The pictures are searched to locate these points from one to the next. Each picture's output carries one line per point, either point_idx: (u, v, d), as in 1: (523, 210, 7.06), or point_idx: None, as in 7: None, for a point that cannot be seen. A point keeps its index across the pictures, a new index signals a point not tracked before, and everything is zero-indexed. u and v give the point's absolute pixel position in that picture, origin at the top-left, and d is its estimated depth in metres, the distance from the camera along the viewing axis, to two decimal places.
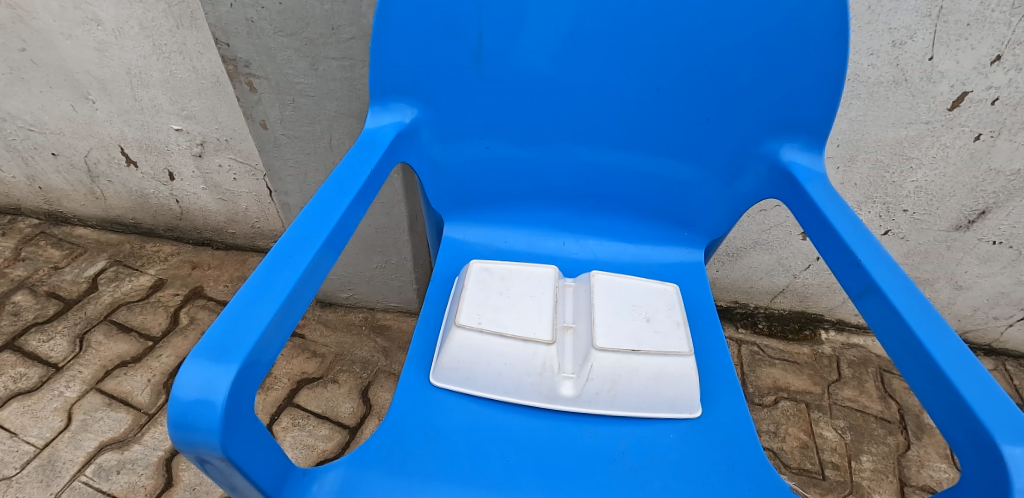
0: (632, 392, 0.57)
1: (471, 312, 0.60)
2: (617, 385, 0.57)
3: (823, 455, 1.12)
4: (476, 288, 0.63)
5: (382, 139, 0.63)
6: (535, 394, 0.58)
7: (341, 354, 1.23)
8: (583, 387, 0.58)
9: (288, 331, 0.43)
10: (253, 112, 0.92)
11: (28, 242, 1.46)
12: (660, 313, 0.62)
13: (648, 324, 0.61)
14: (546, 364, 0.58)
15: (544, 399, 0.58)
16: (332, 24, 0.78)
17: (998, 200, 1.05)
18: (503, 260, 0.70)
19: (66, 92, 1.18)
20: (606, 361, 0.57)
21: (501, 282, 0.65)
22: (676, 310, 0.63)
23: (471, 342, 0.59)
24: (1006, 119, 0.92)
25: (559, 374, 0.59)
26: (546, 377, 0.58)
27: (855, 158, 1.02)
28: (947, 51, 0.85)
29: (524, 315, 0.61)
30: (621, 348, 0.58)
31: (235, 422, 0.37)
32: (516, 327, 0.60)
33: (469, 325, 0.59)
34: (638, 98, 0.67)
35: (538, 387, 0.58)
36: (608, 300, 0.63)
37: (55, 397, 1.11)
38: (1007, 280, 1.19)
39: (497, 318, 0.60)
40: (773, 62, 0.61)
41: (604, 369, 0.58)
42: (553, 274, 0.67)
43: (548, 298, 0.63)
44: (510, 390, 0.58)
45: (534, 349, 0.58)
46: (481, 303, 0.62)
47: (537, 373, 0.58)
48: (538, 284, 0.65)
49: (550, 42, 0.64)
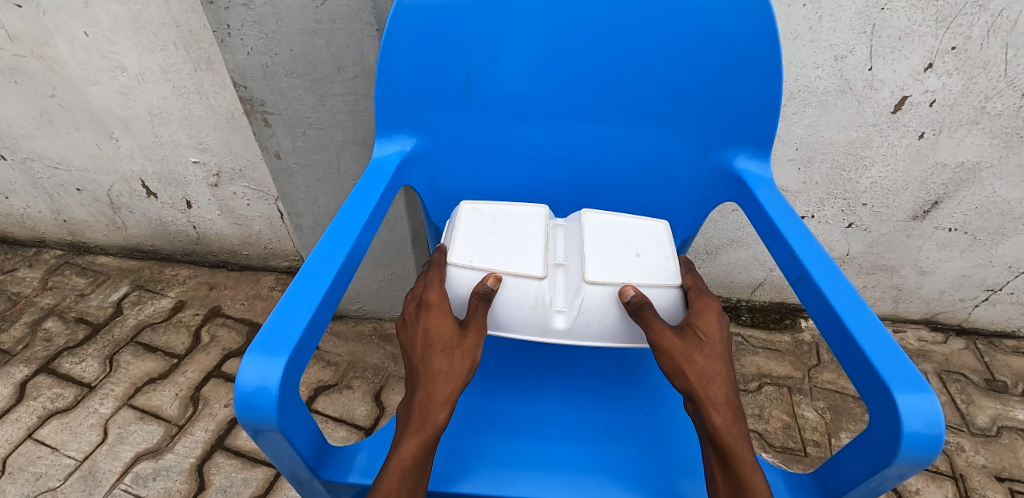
0: (619, 321, 0.61)
1: (463, 252, 0.63)
2: (607, 315, 0.61)
3: (805, 434, 1.21)
4: (468, 232, 0.66)
5: (387, 167, 0.73)
6: (528, 327, 0.62)
7: (354, 362, 1.32)
8: (574, 319, 0.61)
9: (320, 333, 0.52)
10: (268, 144, 1.02)
11: (54, 272, 1.55)
12: (649, 249, 0.65)
13: (638, 260, 0.64)
14: (538, 298, 0.61)
15: (537, 332, 0.62)
16: (339, 65, 0.89)
17: (948, 191, 1.15)
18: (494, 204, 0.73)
19: (91, 132, 1.28)
20: (595, 292, 0.61)
21: (493, 224, 0.68)
22: (664, 245, 0.66)
23: (463, 281, 0.62)
24: (945, 118, 1.03)
25: (551, 308, 0.61)
26: (539, 311, 0.61)
27: (813, 160, 1.12)
28: (885, 62, 0.96)
29: (515, 254, 0.64)
30: (611, 280, 0.61)
31: (288, 403, 0.46)
32: (507, 264, 0.62)
33: (461, 263, 0.62)
34: (607, 118, 0.77)
35: (531, 320, 0.62)
36: (599, 238, 0.65)
37: (90, 414, 1.20)
38: (967, 263, 1.30)
39: (487, 257, 0.63)
40: (720, 84, 0.71)
41: (594, 300, 0.61)
42: (544, 214, 0.71)
43: (538, 237, 0.66)
44: (505, 325, 0.62)
45: (527, 284, 0.61)
46: (473, 244, 0.64)
47: (529, 308, 0.61)
48: (527, 225, 0.68)
49: (529, 74, 0.74)
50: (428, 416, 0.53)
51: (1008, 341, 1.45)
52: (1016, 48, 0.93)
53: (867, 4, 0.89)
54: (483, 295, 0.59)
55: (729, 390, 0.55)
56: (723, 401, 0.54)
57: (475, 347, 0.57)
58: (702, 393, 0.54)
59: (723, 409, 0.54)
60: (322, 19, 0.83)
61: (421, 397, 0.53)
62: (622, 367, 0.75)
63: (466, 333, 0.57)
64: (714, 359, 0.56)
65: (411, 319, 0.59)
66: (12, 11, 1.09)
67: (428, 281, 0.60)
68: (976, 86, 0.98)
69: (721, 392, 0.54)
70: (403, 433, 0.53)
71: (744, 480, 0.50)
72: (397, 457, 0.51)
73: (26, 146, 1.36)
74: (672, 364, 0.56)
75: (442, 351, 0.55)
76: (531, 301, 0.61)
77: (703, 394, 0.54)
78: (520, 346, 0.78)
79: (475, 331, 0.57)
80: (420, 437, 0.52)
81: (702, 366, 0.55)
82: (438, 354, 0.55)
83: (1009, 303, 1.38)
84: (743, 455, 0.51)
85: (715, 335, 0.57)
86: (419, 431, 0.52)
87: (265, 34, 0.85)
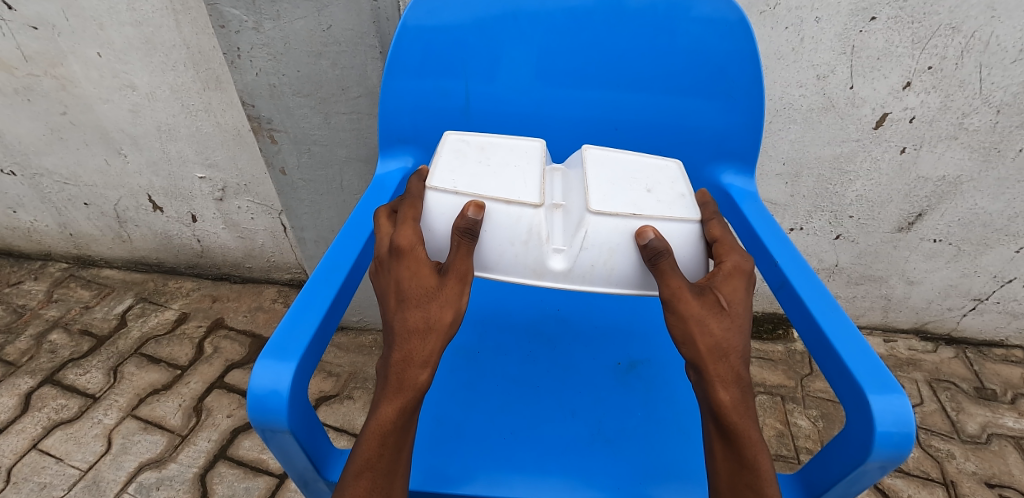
0: (614, 256, 0.61)
1: (445, 177, 0.62)
2: (613, 254, 0.61)
3: (797, 442, 1.24)
4: (453, 160, 0.65)
5: (391, 182, 0.77)
6: (521, 260, 0.63)
7: (355, 372, 1.35)
8: (571, 256, 0.62)
9: (326, 340, 0.55)
10: (273, 160, 1.05)
11: (59, 285, 1.58)
12: (661, 186, 0.64)
13: (648, 194, 0.63)
14: (530, 229, 0.61)
15: (530, 266, 0.63)
16: (343, 85, 0.93)
17: (931, 203, 1.19)
18: (484, 135, 0.72)
19: (100, 148, 1.32)
20: (591, 223, 0.60)
21: (483, 156, 0.67)
22: (677, 183, 0.65)
23: (448, 204, 0.60)
24: (924, 134, 1.07)
25: (544, 243, 0.62)
26: (533, 245, 0.62)
27: (800, 174, 1.16)
28: (865, 80, 1.00)
29: (507, 183, 0.63)
30: (617, 212, 0.59)
31: (297, 405, 0.49)
32: (497, 191, 0.61)
33: (443, 188, 0.60)
34: (600, 136, 0.80)
35: (523, 253, 0.62)
36: (603, 173, 0.65)
37: (95, 424, 1.22)
38: (952, 273, 1.33)
39: (472, 183, 0.62)
40: (707, 104, 0.76)
41: (589, 232, 0.60)
42: (538, 149, 0.71)
43: (534, 169, 0.66)
44: (499, 259, 0.63)
45: (519, 213, 0.60)
46: (457, 171, 0.63)
47: (521, 241, 0.62)
48: (524, 159, 0.67)
49: (525, 94, 0.78)
50: (405, 381, 0.52)
51: (997, 350, 1.48)
52: (990, 67, 0.97)
53: (846, 26, 0.94)
54: (466, 229, 0.56)
55: (740, 359, 0.54)
56: (732, 372, 0.53)
57: (456, 297, 0.55)
58: (711, 362, 0.53)
59: (731, 382, 0.53)
60: (328, 42, 0.87)
61: (398, 359, 0.53)
62: (615, 374, 0.79)
63: (444, 283, 0.55)
64: (732, 329, 0.54)
65: (385, 268, 0.57)
66: (28, 33, 1.14)
67: (401, 224, 0.58)
68: (953, 103, 1.03)
69: (731, 361, 0.53)
70: (381, 396, 0.53)
71: (746, 453, 0.51)
72: (377, 420, 0.51)
73: (36, 162, 1.40)
74: (683, 329, 0.54)
75: (418, 306, 0.54)
76: (528, 233, 0.61)
77: (711, 364, 0.53)
78: (518, 353, 0.82)
79: (454, 280, 0.55)
80: (399, 401, 0.52)
81: (717, 333, 0.53)
82: (412, 309, 0.54)
83: (996, 312, 1.41)
84: (747, 430, 0.51)
85: (735, 301, 0.55)
86: (397, 396, 0.52)
87: (273, 56, 0.89)
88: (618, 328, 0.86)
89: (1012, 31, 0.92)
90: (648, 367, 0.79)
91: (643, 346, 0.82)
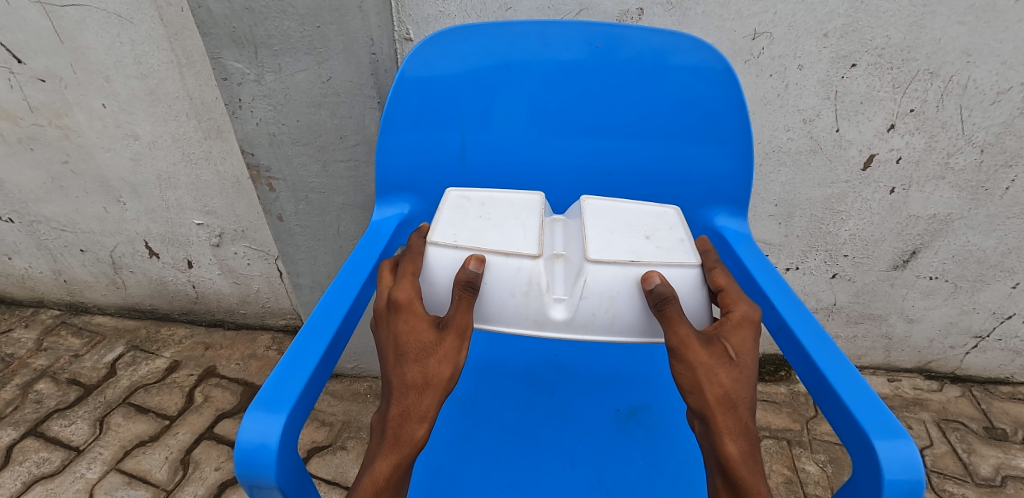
0: (617, 308, 0.61)
1: (446, 232, 0.63)
2: (614, 301, 0.61)
3: (807, 489, 1.20)
4: (454, 214, 0.67)
5: (386, 228, 0.77)
6: (523, 314, 0.62)
7: (349, 421, 1.31)
8: (574, 309, 0.61)
9: (318, 388, 0.54)
10: (271, 207, 1.06)
11: (49, 333, 1.55)
12: (661, 232, 0.65)
13: (648, 240, 0.63)
14: (531, 279, 0.61)
15: (532, 319, 0.62)
16: (342, 134, 0.95)
17: (924, 241, 1.20)
18: (484, 190, 0.74)
19: (100, 196, 1.33)
20: (596, 272, 0.60)
21: (481, 209, 0.69)
22: (678, 228, 0.66)
23: (447, 258, 0.61)
24: (912, 174, 1.10)
25: (546, 294, 0.61)
26: (534, 296, 0.61)
27: (793, 215, 1.18)
28: (850, 123, 1.03)
29: (506, 235, 0.63)
30: (617, 259, 0.59)
31: (286, 461, 0.47)
32: (496, 244, 0.62)
33: (443, 242, 0.61)
34: (594, 180, 0.81)
35: (525, 307, 0.62)
36: (601, 221, 0.66)
37: (76, 479, 1.17)
38: (952, 310, 1.32)
39: (472, 237, 0.63)
40: (698, 149, 0.77)
41: (592, 282, 0.60)
42: (538, 201, 0.72)
43: (533, 221, 0.67)
44: (500, 312, 0.62)
45: (519, 263, 0.61)
46: (457, 226, 0.65)
47: (522, 293, 0.61)
48: (522, 211, 0.69)
49: (520, 140, 0.79)
50: (403, 434, 0.51)
51: (1003, 388, 1.46)
52: (970, 109, 1.00)
53: (829, 73, 0.97)
54: (467, 282, 0.56)
55: (748, 410, 0.53)
56: (739, 423, 0.52)
57: (454, 352, 0.55)
58: (719, 413, 0.52)
59: (739, 434, 0.52)
60: (327, 94, 0.90)
61: (396, 413, 0.52)
62: (615, 421, 0.77)
63: (443, 338, 0.54)
64: (740, 380, 0.53)
65: (384, 323, 0.56)
66: (35, 85, 1.16)
67: (400, 278, 0.58)
68: (938, 143, 1.05)
69: (739, 412, 0.53)
70: (377, 452, 0.51)
71: None
72: (371, 477, 0.50)
73: (34, 210, 1.40)
74: (688, 379, 0.54)
75: (416, 361, 0.53)
76: (528, 283, 0.61)
77: (718, 415, 0.52)
78: (516, 401, 0.80)
79: (453, 335, 0.55)
80: (394, 457, 0.51)
81: (726, 383, 0.53)
82: (411, 364, 0.53)
83: (998, 349, 1.40)
84: (756, 485, 0.50)
85: (740, 349, 0.54)
86: (393, 451, 0.51)
87: (273, 107, 0.91)
88: (617, 373, 0.83)
89: (988, 75, 0.96)
90: (648, 413, 0.77)
91: (643, 391, 0.80)
